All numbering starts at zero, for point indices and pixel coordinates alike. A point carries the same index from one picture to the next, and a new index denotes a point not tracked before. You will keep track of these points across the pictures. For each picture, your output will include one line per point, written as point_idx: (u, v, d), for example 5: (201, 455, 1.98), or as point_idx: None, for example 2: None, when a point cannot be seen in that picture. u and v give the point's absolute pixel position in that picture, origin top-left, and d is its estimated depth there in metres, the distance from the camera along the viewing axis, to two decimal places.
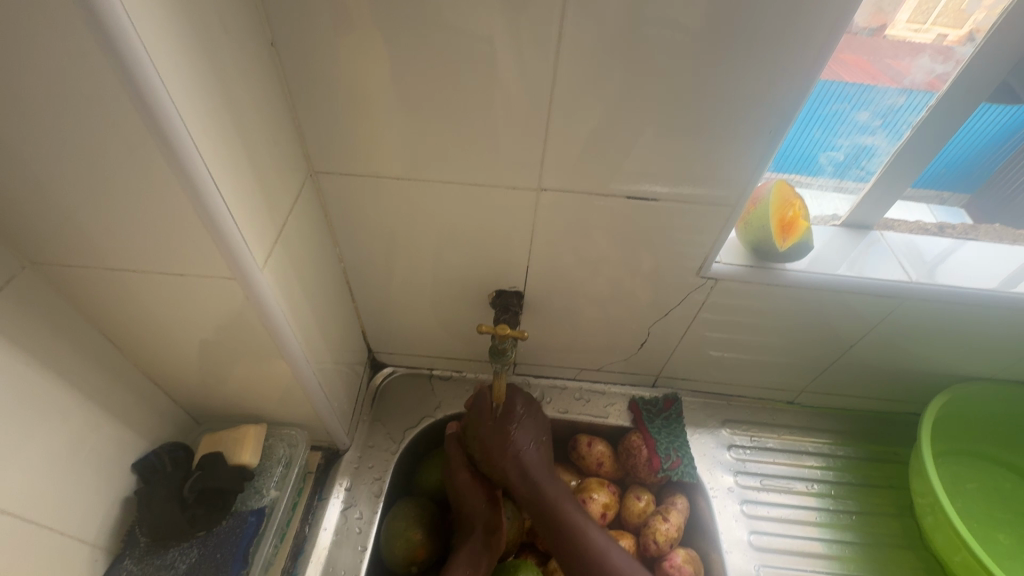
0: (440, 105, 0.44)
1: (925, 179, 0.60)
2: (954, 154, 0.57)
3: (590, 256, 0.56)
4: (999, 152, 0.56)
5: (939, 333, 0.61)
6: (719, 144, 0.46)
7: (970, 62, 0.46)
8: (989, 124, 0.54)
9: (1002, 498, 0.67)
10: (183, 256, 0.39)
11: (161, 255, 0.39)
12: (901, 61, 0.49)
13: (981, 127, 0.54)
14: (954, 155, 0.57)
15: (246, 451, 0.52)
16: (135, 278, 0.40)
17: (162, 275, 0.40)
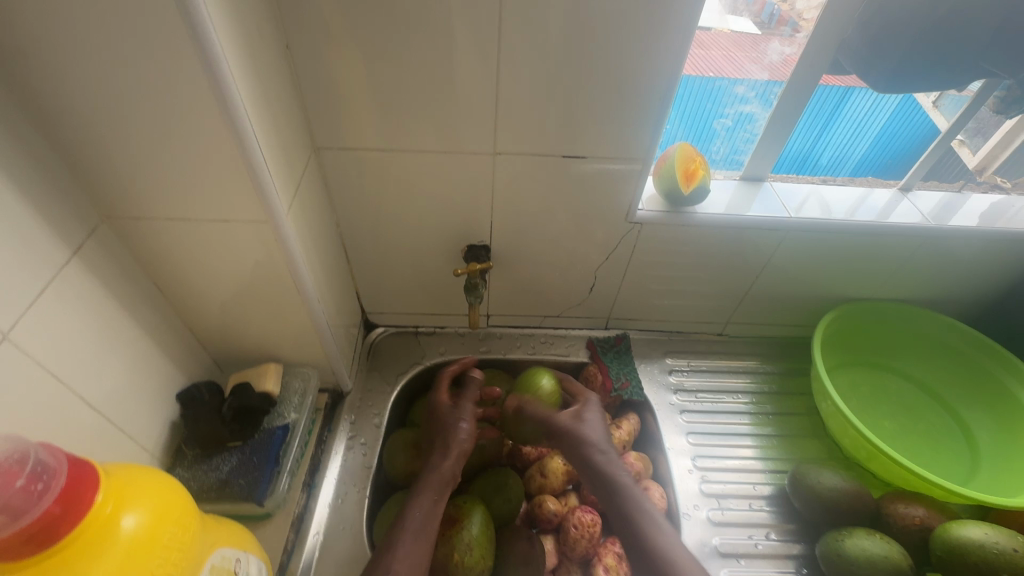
0: (417, 94, 0.56)
1: (865, 162, 0.77)
2: (840, 139, 0.74)
3: (544, 214, 0.68)
4: (924, 140, 0.74)
5: (823, 262, 0.75)
6: (635, 116, 0.58)
7: (805, 48, 0.61)
8: (907, 115, 0.72)
9: (889, 396, 0.81)
10: (221, 214, 0.49)
11: (203, 214, 0.49)
12: (760, 47, 0.65)
13: (852, 114, 0.71)
14: (884, 140, 0.75)
15: (269, 381, 0.64)
16: (181, 235, 0.51)
17: (203, 231, 0.51)
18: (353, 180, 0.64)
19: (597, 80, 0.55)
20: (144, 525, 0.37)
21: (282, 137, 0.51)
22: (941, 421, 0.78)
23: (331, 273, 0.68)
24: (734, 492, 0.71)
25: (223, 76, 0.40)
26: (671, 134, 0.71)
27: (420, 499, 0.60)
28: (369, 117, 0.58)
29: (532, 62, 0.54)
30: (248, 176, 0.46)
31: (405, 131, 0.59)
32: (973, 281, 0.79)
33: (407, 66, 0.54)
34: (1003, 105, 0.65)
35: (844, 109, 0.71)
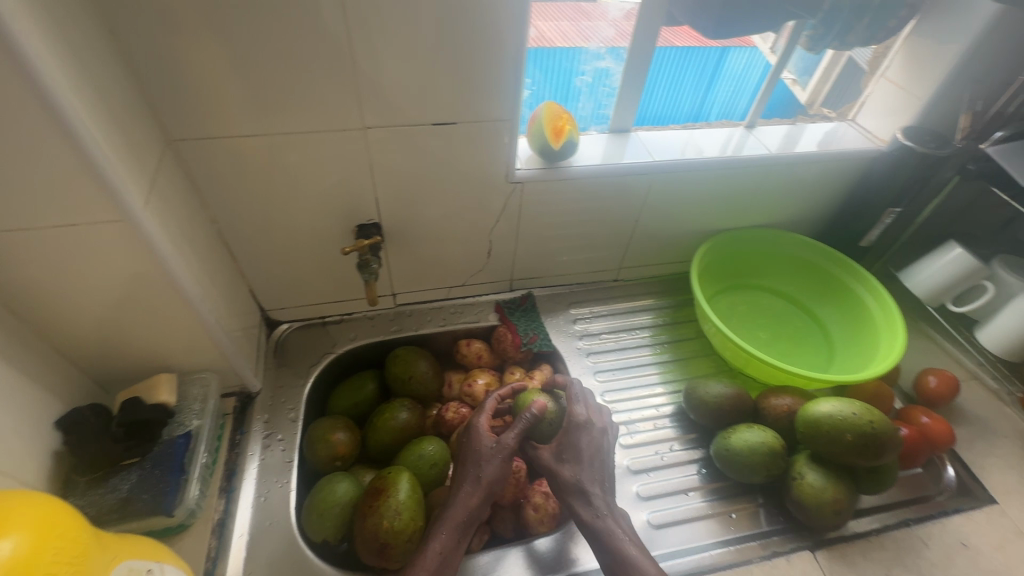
0: (273, 73, 0.55)
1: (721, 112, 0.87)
2: (723, 96, 0.85)
3: (428, 184, 0.70)
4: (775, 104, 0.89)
5: (690, 199, 0.84)
6: (497, 78, 0.60)
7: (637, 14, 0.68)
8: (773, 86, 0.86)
9: (761, 310, 0.92)
10: (66, 217, 0.46)
11: (43, 219, 0.45)
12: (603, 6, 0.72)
13: (730, 70, 0.82)
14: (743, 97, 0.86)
15: (162, 392, 0.61)
16: (20, 246, 0.47)
17: (48, 238, 0.47)
18: (222, 172, 0.62)
19: (453, 44, 0.57)
20: (23, 548, 0.35)
21: (125, 130, 0.48)
22: (804, 324, 0.90)
23: (214, 270, 0.65)
24: (639, 416, 0.78)
25: (34, 63, 0.37)
26: (538, 95, 0.75)
27: (441, 538, 0.59)
28: (225, 102, 0.56)
29: (385, 32, 0.54)
30: (89, 172, 0.43)
31: (269, 113, 0.58)
32: (815, 201, 0.91)
33: (257, 45, 0.52)
34: (812, 42, 0.75)
35: (723, 67, 0.81)
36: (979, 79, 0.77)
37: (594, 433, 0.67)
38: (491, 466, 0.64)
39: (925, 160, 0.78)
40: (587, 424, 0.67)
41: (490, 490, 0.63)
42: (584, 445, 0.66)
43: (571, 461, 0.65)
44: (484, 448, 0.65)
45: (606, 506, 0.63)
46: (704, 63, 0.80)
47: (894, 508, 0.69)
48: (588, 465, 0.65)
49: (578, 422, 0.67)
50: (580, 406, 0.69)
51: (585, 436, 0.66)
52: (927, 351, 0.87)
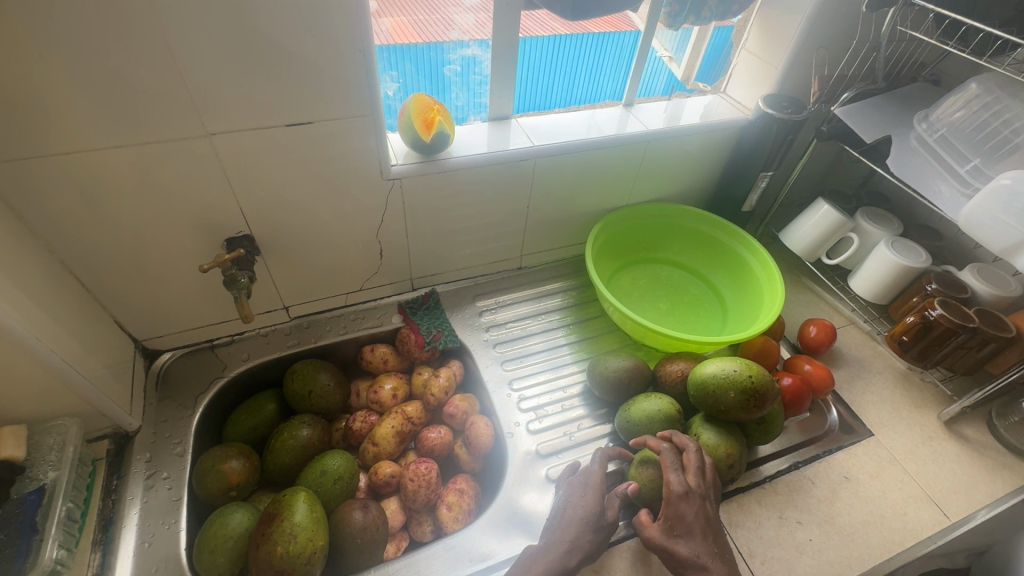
0: (85, 82, 0.49)
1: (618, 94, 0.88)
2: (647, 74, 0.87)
3: (297, 188, 0.66)
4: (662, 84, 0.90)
5: (578, 181, 0.85)
6: (348, 72, 0.58)
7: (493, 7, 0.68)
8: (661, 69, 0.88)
9: (660, 283, 0.95)
10: None
11: None
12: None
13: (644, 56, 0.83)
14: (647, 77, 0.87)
15: (6, 446, 0.55)
16: None
17: None
18: (47, 195, 0.55)
19: (288, 38, 0.53)
20: None
21: None
22: (701, 291, 0.94)
23: (57, 305, 0.58)
24: (548, 400, 0.79)
25: None
26: (407, 88, 0.72)
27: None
28: (33, 118, 0.50)
29: (209, 30, 0.50)
30: None
31: (91, 126, 0.52)
32: (698, 172, 0.95)
33: (55, 52, 0.47)
34: (671, 19, 0.79)
35: (636, 54, 0.83)
36: (825, 45, 0.82)
37: (695, 504, 0.59)
38: (592, 532, 0.60)
39: (787, 125, 0.82)
40: (689, 494, 0.59)
41: (584, 549, 0.59)
42: (687, 517, 0.58)
43: (683, 534, 0.58)
44: (592, 516, 0.61)
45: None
46: (586, 51, 0.79)
47: (787, 451, 0.74)
48: (704, 539, 0.58)
49: (678, 494, 0.59)
50: (675, 472, 0.60)
51: (687, 509, 0.59)
52: (810, 303, 0.94)
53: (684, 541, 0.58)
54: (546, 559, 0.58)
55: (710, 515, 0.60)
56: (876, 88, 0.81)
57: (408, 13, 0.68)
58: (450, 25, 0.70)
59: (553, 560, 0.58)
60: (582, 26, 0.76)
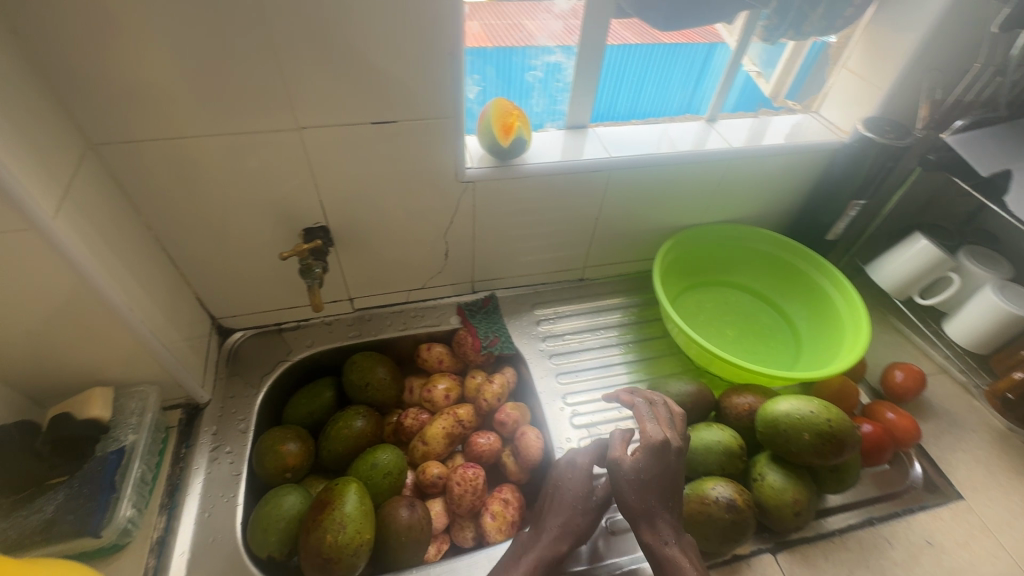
0: (195, 74, 0.52)
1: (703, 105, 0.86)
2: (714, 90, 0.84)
3: (375, 185, 0.67)
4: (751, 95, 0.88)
5: (651, 195, 0.82)
6: (436, 75, 0.58)
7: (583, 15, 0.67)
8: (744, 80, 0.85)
9: (728, 308, 0.90)
10: None
11: None
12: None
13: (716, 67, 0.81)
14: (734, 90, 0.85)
15: (94, 406, 0.58)
16: None
17: None
18: (151, 174, 0.59)
19: (381, 40, 0.54)
20: None
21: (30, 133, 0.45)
22: (773, 321, 0.89)
23: (148, 279, 0.62)
24: (601, 419, 0.77)
25: None
26: (488, 92, 0.73)
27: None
28: (146, 104, 0.53)
29: (311, 29, 0.52)
30: None
31: (195, 114, 0.55)
32: (780, 194, 0.89)
33: (172, 45, 0.50)
34: (768, 33, 0.74)
35: (710, 64, 0.80)
36: (938, 68, 0.76)
37: (670, 454, 0.56)
38: (581, 514, 0.60)
39: (887, 151, 0.76)
40: (666, 446, 0.56)
41: (575, 531, 0.59)
42: (654, 467, 0.55)
43: (648, 484, 0.55)
44: (581, 497, 0.61)
45: (674, 534, 0.54)
46: (659, 59, 0.77)
47: (861, 505, 0.68)
48: (664, 493, 0.55)
49: (657, 442, 0.56)
50: (654, 424, 0.58)
51: (654, 458, 0.55)
52: (895, 345, 0.86)
53: (649, 488, 0.55)
54: (538, 546, 0.57)
55: (678, 469, 0.56)
56: (999, 116, 0.75)
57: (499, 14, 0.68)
58: (536, 32, 0.69)
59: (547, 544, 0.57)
60: (654, 36, 0.74)
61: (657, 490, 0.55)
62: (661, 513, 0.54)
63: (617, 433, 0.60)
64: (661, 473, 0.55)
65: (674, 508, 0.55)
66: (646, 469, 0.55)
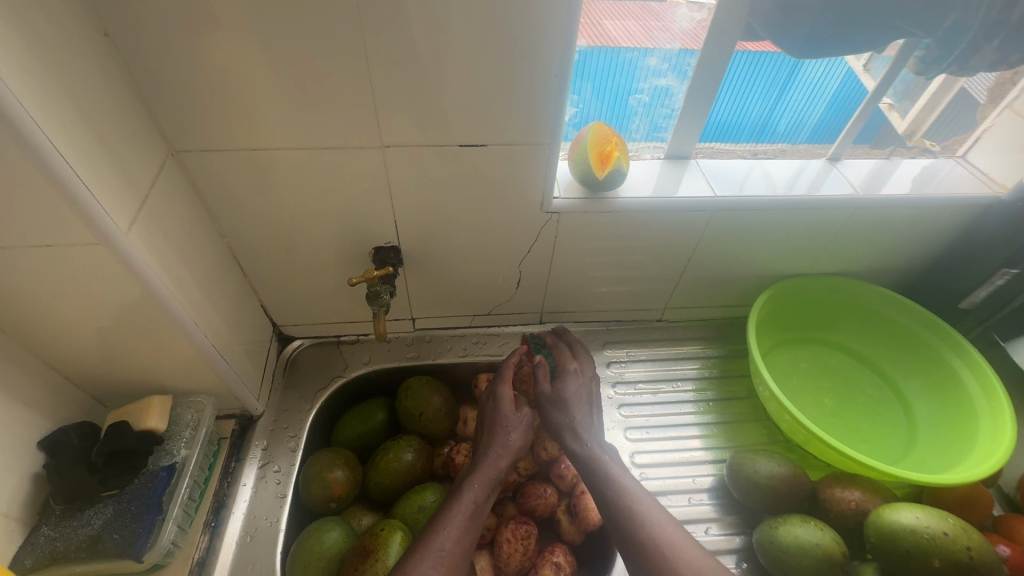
0: (283, 85, 0.49)
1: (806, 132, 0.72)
2: (798, 102, 0.67)
3: (454, 209, 0.62)
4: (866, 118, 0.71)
5: (753, 239, 0.73)
6: (534, 97, 0.53)
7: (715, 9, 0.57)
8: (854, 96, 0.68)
9: (828, 371, 0.79)
10: (36, 228, 0.40)
11: (12, 231, 0.40)
12: (667, 13, 0.60)
13: (806, 79, 0.65)
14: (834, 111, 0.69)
15: (151, 416, 0.56)
16: None
17: (20, 249, 0.42)
18: (229, 183, 0.56)
19: (480, 57, 0.49)
20: None
21: (114, 143, 0.43)
22: (881, 394, 0.77)
23: (216, 289, 0.60)
24: (673, 487, 0.68)
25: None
26: (586, 114, 0.65)
27: (467, 499, 0.60)
28: (230, 113, 0.50)
29: (408, 43, 0.47)
30: (58, 193, 0.38)
31: (278, 127, 0.52)
32: (906, 249, 0.77)
33: (263, 54, 0.47)
34: (923, 65, 0.62)
35: (798, 77, 0.64)
36: None
37: (583, 376, 0.71)
38: (518, 434, 0.67)
39: None
40: (577, 370, 0.71)
41: (515, 449, 0.66)
42: (570, 392, 0.69)
43: (568, 402, 0.68)
44: (514, 418, 0.67)
45: (596, 442, 0.66)
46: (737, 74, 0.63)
47: None
48: (583, 405, 0.69)
49: (570, 369, 0.71)
50: (568, 352, 0.74)
51: (570, 386, 0.70)
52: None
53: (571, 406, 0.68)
54: (489, 466, 0.63)
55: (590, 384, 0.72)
56: None
57: (612, 21, 0.60)
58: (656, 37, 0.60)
59: (496, 459, 0.64)
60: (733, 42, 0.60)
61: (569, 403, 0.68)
62: (583, 426, 0.67)
63: (540, 367, 0.72)
64: (576, 384, 0.70)
65: (595, 423, 0.68)
66: (560, 381, 0.70)
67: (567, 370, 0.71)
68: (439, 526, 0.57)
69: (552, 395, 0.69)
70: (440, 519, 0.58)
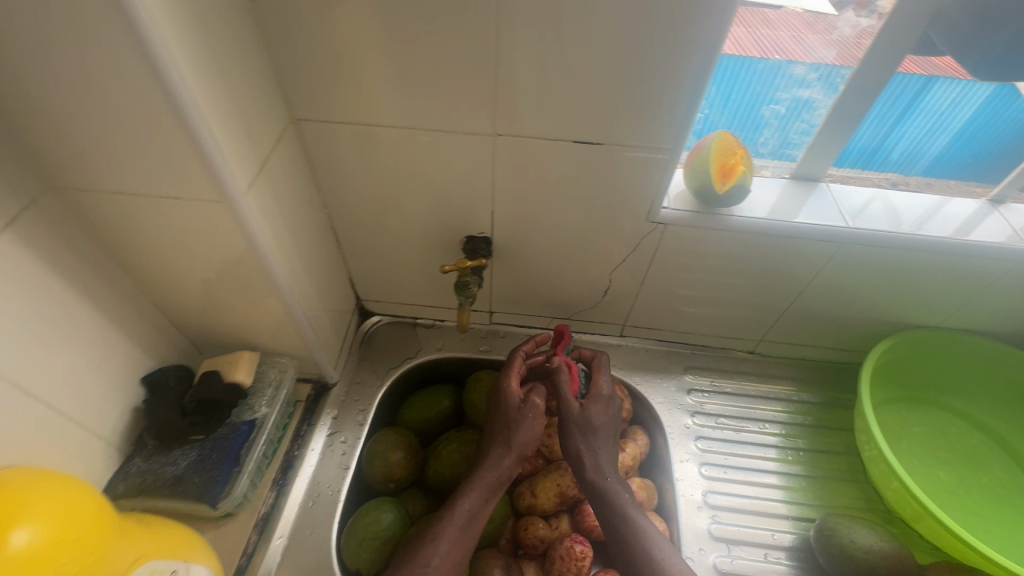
0: (406, 64, 0.48)
1: (949, 163, 0.63)
2: (920, 129, 0.60)
3: (554, 207, 0.60)
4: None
5: (881, 280, 0.64)
6: (662, 98, 0.49)
7: (891, 15, 0.49)
8: (1004, 116, 0.58)
9: (947, 442, 0.69)
10: (166, 181, 0.42)
11: (147, 180, 0.42)
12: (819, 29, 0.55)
13: (934, 105, 0.57)
14: (977, 141, 0.60)
15: (239, 371, 0.59)
16: (123, 202, 0.44)
17: (150, 199, 0.44)
18: (340, 156, 0.57)
19: (612, 50, 0.46)
20: (35, 544, 0.32)
21: (245, 107, 0.44)
22: (1011, 478, 0.66)
23: (313, 258, 0.61)
24: (747, 537, 0.63)
25: (154, 44, 0.33)
26: (710, 120, 0.61)
27: (460, 510, 0.57)
28: (351, 88, 0.50)
29: (539, 30, 0.45)
30: (193, 150, 0.39)
31: (395, 105, 0.51)
32: None
33: (393, 31, 0.46)
34: None
35: (925, 101, 0.57)
36: None
37: (611, 406, 0.64)
38: (521, 448, 0.61)
39: None
40: (606, 400, 0.63)
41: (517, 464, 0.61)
42: (596, 416, 0.62)
43: (589, 433, 0.62)
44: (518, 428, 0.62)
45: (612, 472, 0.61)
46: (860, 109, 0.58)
47: None
48: (605, 436, 0.63)
49: (599, 395, 0.63)
50: (604, 376, 0.65)
51: (596, 408, 0.63)
52: None
53: (598, 438, 0.62)
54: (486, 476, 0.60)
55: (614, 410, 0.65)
56: None
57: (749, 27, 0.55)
58: (811, 48, 0.55)
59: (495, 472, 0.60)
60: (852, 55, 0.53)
61: (586, 431, 0.62)
62: (605, 464, 0.61)
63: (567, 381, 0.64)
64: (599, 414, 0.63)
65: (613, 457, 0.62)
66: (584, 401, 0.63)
67: (594, 395, 0.63)
68: (427, 539, 0.55)
69: (576, 415, 0.62)
70: (428, 532, 0.56)
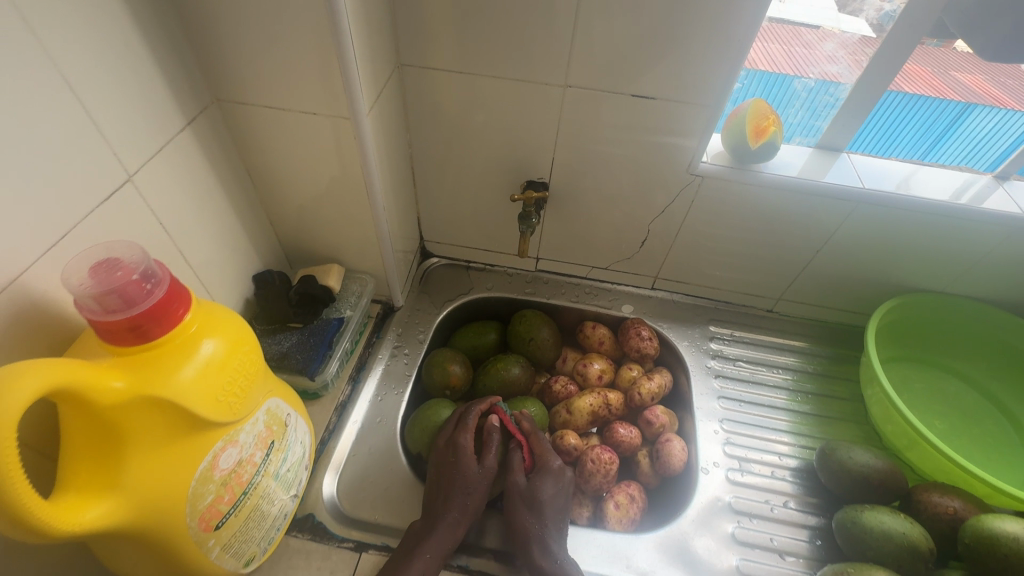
0: (501, 20, 0.58)
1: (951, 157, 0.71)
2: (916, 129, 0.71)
3: (606, 156, 0.69)
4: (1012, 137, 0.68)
5: (890, 243, 0.72)
6: (712, 62, 0.58)
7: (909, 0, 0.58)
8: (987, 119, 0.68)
9: (944, 397, 0.77)
10: (311, 99, 0.53)
11: (295, 98, 0.53)
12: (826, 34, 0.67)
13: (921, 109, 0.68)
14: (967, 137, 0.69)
15: (330, 277, 0.70)
16: (268, 115, 0.55)
17: (292, 113, 0.55)
18: (430, 100, 0.67)
19: (674, 17, 0.55)
20: (219, 351, 0.42)
21: (373, 46, 0.55)
22: (1001, 431, 0.73)
23: (397, 189, 0.72)
24: (757, 457, 0.71)
25: None
26: (747, 91, 0.71)
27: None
28: (451, 39, 0.61)
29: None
30: (339, 72, 0.50)
31: (485, 56, 0.62)
32: None
33: None
34: None
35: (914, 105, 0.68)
36: None
37: (562, 478, 0.65)
38: (458, 513, 0.59)
39: None
40: (558, 473, 0.65)
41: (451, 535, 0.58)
42: (545, 490, 0.63)
43: (538, 506, 0.62)
44: (461, 488, 0.61)
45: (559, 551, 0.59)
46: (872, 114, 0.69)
47: None
48: (555, 506, 0.62)
49: (550, 468, 0.65)
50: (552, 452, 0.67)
51: (547, 483, 0.64)
52: None
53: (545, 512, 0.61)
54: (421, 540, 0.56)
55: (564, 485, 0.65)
56: None
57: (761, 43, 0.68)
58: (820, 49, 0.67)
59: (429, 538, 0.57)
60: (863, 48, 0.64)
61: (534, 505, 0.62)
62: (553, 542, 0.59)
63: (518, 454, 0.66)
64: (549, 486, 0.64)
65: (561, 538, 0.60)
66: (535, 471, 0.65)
67: (548, 466, 0.65)
68: None
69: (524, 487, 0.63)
70: None
